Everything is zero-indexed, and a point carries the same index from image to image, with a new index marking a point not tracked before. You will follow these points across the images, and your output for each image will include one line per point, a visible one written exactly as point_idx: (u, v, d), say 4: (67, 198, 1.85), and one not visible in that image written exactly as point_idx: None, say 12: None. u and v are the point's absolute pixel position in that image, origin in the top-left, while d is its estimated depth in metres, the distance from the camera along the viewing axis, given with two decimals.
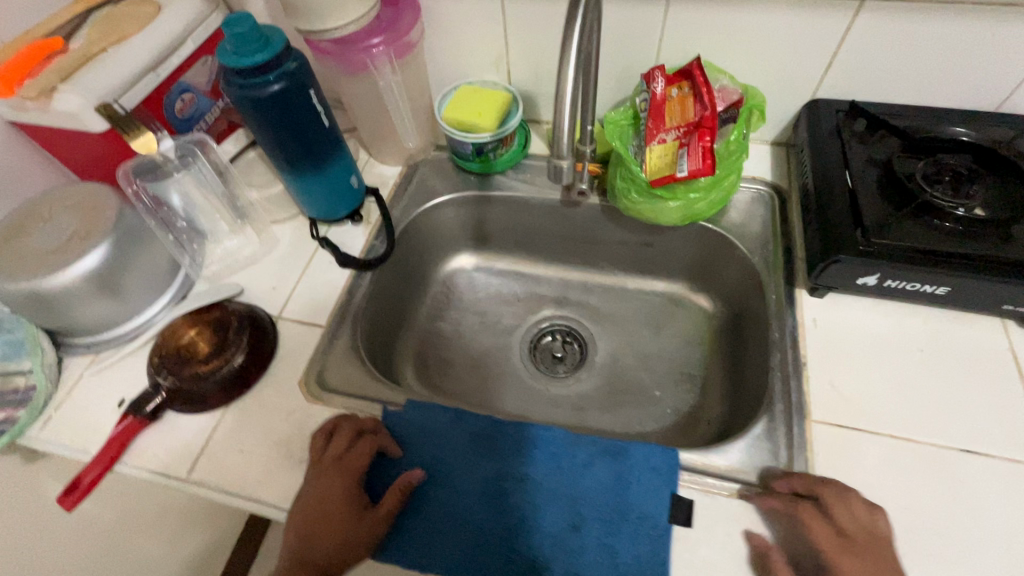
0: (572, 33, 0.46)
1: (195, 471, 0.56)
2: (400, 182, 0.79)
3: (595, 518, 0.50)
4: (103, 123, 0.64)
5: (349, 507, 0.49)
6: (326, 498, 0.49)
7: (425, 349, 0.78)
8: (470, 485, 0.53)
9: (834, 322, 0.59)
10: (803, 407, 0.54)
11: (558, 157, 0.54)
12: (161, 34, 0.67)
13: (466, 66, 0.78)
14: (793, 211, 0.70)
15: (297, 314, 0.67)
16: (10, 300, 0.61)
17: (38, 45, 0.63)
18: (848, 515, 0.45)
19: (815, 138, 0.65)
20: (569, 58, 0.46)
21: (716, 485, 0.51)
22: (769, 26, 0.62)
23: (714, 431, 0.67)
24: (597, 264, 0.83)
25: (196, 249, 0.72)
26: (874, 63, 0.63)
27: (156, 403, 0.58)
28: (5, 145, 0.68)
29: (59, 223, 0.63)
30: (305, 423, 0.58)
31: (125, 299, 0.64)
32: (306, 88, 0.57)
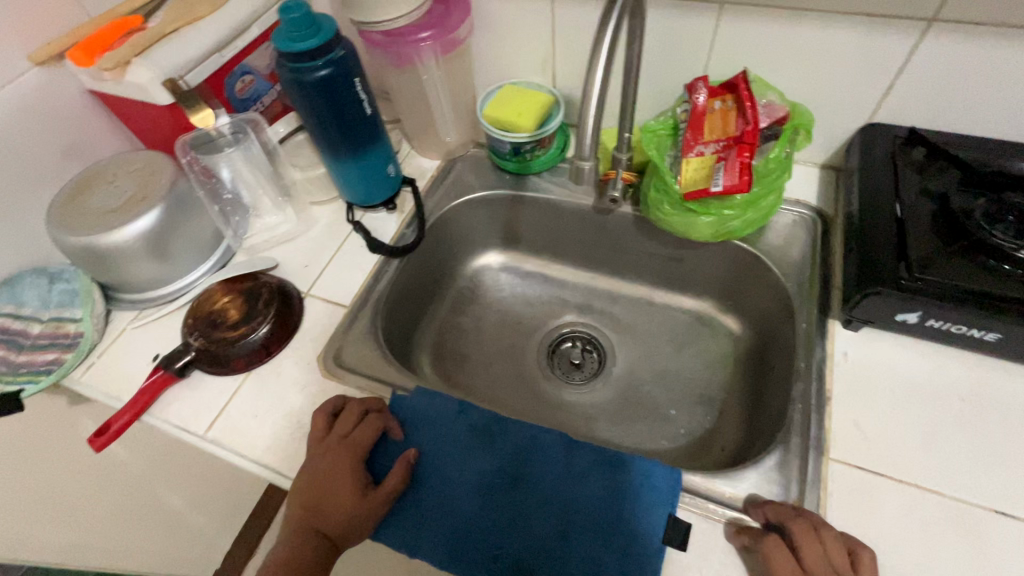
0: (605, 33, 0.45)
1: (212, 429, 0.59)
2: (437, 175, 0.81)
3: (587, 528, 0.49)
4: (167, 97, 0.68)
5: (352, 481, 0.51)
6: (332, 471, 0.51)
7: (445, 342, 0.79)
8: (466, 478, 0.53)
9: (866, 359, 0.56)
10: (822, 444, 0.51)
11: (579, 159, 0.52)
12: (228, 18, 0.72)
13: (511, 66, 0.78)
14: (837, 238, 0.66)
15: (323, 293, 0.69)
16: (70, 253, 0.66)
17: (120, 23, 0.69)
18: (818, 559, 0.42)
19: (866, 164, 0.62)
20: (601, 59, 0.46)
21: (720, 511, 0.49)
22: (822, 42, 0.60)
23: (727, 458, 0.64)
24: (625, 275, 0.82)
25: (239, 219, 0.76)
26: (938, 88, 0.59)
27: (184, 361, 0.61)
28: (84, 110, 0.75)
29: (120, 185, 0.68)
30: (318, 397, 0.60)
31: (171, 262, 0.69)
32: (351, 75, 0.59)
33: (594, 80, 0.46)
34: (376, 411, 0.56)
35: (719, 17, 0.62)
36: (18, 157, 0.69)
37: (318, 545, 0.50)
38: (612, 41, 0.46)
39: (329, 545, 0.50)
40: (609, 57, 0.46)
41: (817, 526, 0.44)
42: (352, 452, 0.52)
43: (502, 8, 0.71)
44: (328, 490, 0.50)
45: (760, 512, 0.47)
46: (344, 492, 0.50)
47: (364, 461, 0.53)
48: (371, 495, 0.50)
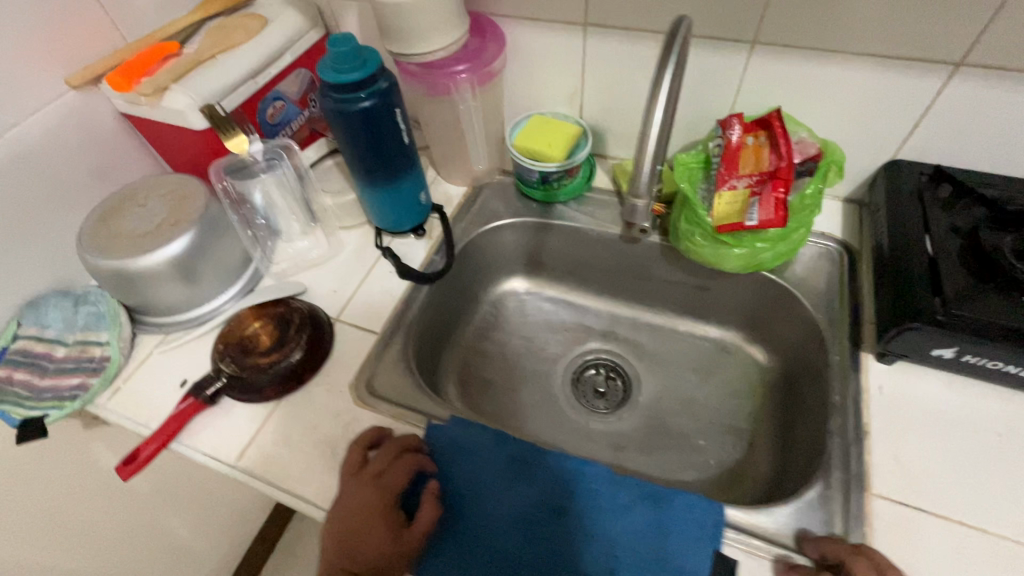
0: (664, 75, 0.47)
1: (244, 458, 0.58)
2: (464, 202, 0.82)
3: (631, 564, 0.48)
4: (203, 121, 0.68)
5: (386, 521, 0.50)
6: (367, 509, 0.50)
7: (469, 368, 0.79)
8: (507, 512, 0.52)
9: (901, 392, 0.56)
10: (863, 479, 0.51)
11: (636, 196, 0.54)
12: (264, 46, 0.74)
13: (539, 97, 0.80)
14: (864, 271, 0.67)
15: (354, 319, 0.69)
16: (100, 276, 0.66)
17: (157, 47, 0.70)
18: None
19: (893, 200, 0.64)
20: (660, 102, 0.48)
21: (766, 548, 0.48)
22: (851, 82, 0.62)
23: (759, 490, 0.64)
24: (648, 303, 0.83)
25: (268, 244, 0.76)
26: (964, 128, 0.61)
27: (215, 387, 0.60)
28: (115, 133, 0.75)
29: (152, 209, 0.68)
30: (352, 426, 0.59)
31: (199, 286, 0.69)
32: (392, 106, 0.60)
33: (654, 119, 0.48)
34: (409, 446, 0.56)
35: (749, 57, 0.64)
36: (50, 179, 0.69)
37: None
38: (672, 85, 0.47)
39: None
40: (667, 100, 0.48)
41: (882, 567, 0.43)
42: (386, 489, 0.51)
43: (534, 42, 0.73)
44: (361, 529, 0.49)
45: (814, 548, 0.47)
46: (379, 531, 0.49)
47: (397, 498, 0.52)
48: (405, 534, 0.49)
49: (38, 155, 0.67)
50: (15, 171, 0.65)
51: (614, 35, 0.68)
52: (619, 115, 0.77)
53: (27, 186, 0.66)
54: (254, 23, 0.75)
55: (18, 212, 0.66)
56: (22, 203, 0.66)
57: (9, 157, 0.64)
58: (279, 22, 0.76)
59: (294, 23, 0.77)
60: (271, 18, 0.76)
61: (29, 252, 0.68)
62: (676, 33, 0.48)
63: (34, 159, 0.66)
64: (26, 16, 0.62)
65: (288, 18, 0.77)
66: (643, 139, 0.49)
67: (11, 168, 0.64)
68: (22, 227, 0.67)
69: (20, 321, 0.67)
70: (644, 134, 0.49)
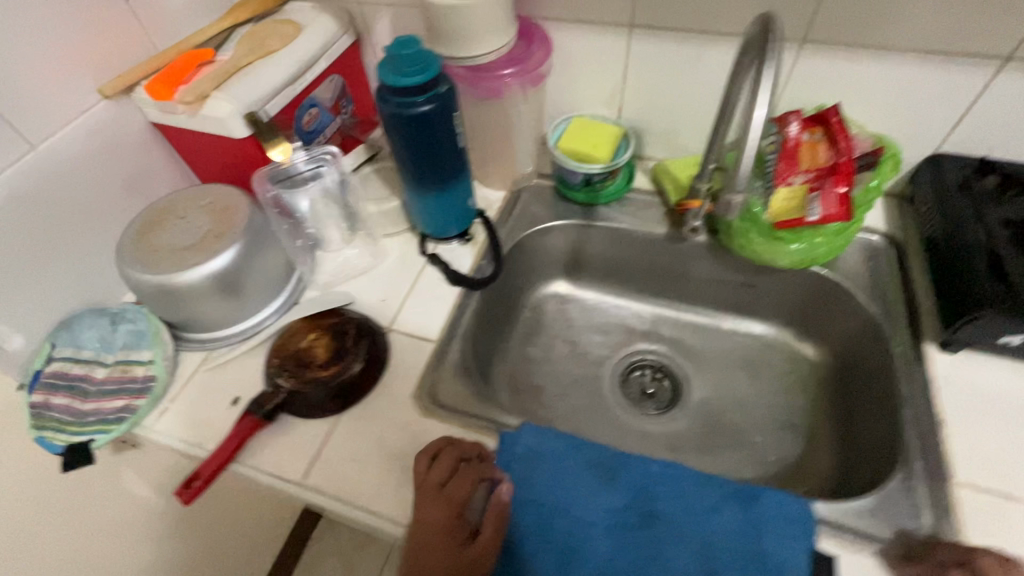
0: None
1: (310, 476, 0.56)
2: (505, 206, 0.81)
3: (729, 565, 0.48)
4: (245, 129, 0.66)
5: (450, 538, 0.49)
6: (431, 526, 0.50)
7: (517, 374, 0.78)
8: (595, 517, 0.51)
9: (968, 379, 0.57)
10: (945, 469, 0.52)
11: None
12: (300, 52, 0.72)
13: (577, 100, 0.80)
14: (914, 263, 0.68)
15: (407, 328, 0.67)
16: (142, 292, 0.63)
17: (192, 54, 0.68)
18: None
19: (943, 192, 0.65)
20: None
21: (859, 544, 0.48)
22: (898, 78, 0.63)
23: (823, 485, 0.64)
24: (691, 302, 0.83)
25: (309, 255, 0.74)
26: (1008, 121, 0.63)
27: (274, 404, 0.58)
28: (145, 144, 0.72)
29: (192, 221, 0.66)
30: (420, 437, 0.58)
31: (245, 300, 0.66)
32: (449, 111, 0.59)
33: None
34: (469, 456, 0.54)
35: (797, 56, 0.65)
36: (83, 193, 0.66)
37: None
38: None
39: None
40: None
41: (995, 557, 0.43)
42: (449, 506, 0.50)
43: (577, 45, 0.72)
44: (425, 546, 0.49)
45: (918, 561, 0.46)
46: (440, 548, 0.49)
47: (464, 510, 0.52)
48: (470, 548, 0.49)
49: (71, 168, 0.64)
50: (48, 185, 0.62)
51: (660, 36, 0.68)
52: (659, 116, 0.78)
53: (61, 200, 0.63)
54: (288, 28, 0.73)
55: (52, 228, 0.63)
56: (55, 219, 0.63)
57: (43, 171, 0.61)
58: (314, 28, 0.74)
59: (328, 28, 0.75)
60: (305, 24, 0.75)
61: (62, 270, 0.65)
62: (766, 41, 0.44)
63: (67, 172, 0.64)
64: (60, 25, 0.60)
65: (322, 24, 0.76)
66: None
67: (45, 182, 0.61)
68: (55, 243, 0.64)
69: (54, 342, 0.64)
70: None
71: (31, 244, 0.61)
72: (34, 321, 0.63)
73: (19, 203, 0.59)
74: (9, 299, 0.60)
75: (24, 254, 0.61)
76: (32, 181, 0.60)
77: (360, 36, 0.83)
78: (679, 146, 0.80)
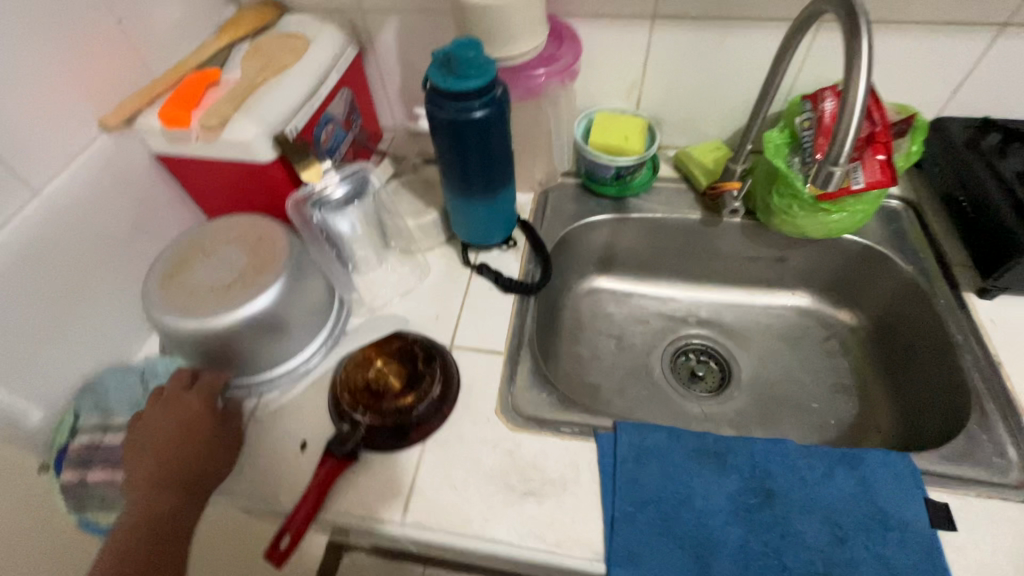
0: (861, 36, 0.44)
1: (409, 512, 0.52)
2: (537, 208, 0.80)
3: (856, 529, 0.49)
4: (272, 151, 0.61)
5: (227, 438, 0.56)
6: (167, 418, 0.53)
7: (572, 376, 0.77)
8: (716, 503, 0.51)
9: (1012, 321, 0.62)
10: (1016, 406, 0.56)
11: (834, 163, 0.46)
12: (315, 65, 0.67)
13: (596, 94, 0.79)
14: (933, 220, 0.73)
15: (470, 342, 0.64)
16: (181, 341, 0.57)
17: (200, 77, 0.62)
18: None
19: (955, 151, 0.70)
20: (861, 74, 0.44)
21: (965, 488, 0.51)
22: (907, 50, 0.67)
23: (888, 439, 0.67)
24: (724, 281, 0.85)
25: (347, 280, 0.69)
26: (1004, 82, 0.69)
27: (354, 440, 0.53)
28: (147, 180, 0.65)
29: (224, 257, 0.60)
30: (516, 454, 0.55)
31: (294, 336, 0.61)
32: (503, 116, 0.57)
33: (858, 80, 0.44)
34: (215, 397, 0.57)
35: None
36: (89, 239, 0.58)
37: (179, 493, 0.50)
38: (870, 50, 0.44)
39: (195, 497, 0.51)
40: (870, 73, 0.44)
41: None
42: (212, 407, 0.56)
43: (598, 39, 0.72)
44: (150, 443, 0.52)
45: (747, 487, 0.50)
46: (193, 444, 0.53)
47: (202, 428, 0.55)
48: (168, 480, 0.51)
49: (75, 213, 0.56)
50: (54, 235, 0.54)
51: (682, 26, 0.69)
52: (678, 104, 0.79)
53: (66, 250, 0.56)
54: (296, 42, 0.69)
55: (59, 282, 0.55)
56: (62, 271, 0.56)
57: (48, 219, 0.54)
58: (322, 39, 0.70)
59: (338, 39, 0.71)
60: (311, 37, 0.70)
61: (74, 329, 0.57)
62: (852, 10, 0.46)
63: (72, 218, 0.56)
64: (52, 52, 0.53)
65: (329, 35, 0.71)
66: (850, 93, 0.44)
67: (49, 231, 0.54)
68: (64, 299, 0.56)
69: (78, 409, 0.56)
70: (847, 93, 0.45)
71: (40, 303, 0.54)
72: (50, 390, 0.55)
73: (24, 257, 0.52)
74: (23, 370, 0.52)
75: (35, 315, 0.53)
76: (36, 232, 0.53)
77: (363, 47, 0.79)
78: (696, 133, 0.82)
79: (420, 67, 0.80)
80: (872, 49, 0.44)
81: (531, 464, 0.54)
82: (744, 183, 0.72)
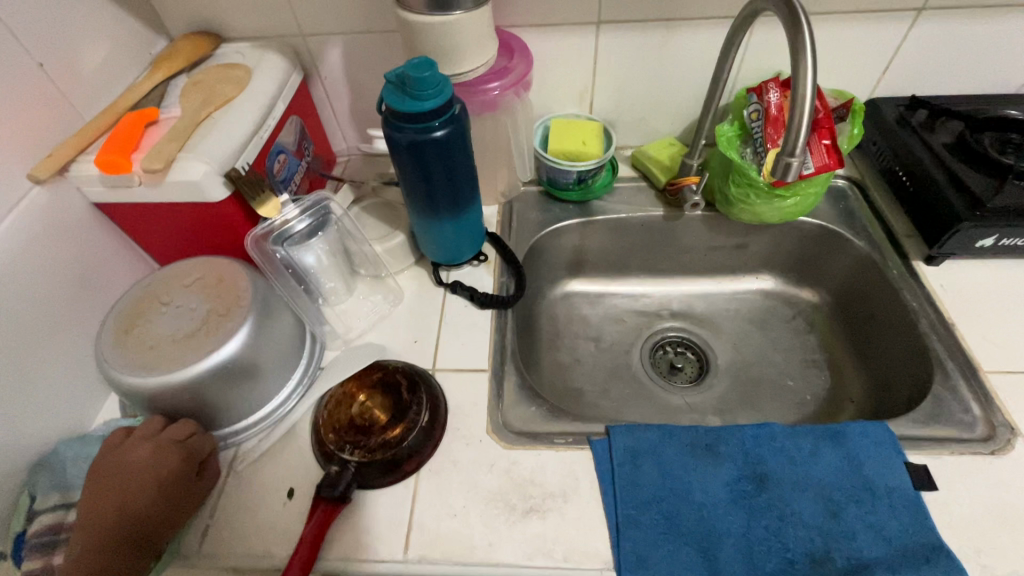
0: (803, 31, 0.46)
1: (411, 547, 0.50)
2: (502, 219, 0.79)
3: (848, 501, 0.51)
4: (224, 189, 0.58)
5: (194, 494, 0.51)
6: (135, 468, 0.49)
7: (557, 383, 0.76)
8: (715, 495, 0.52)
9: (958, 284, 0.66)
10: (974, 364, 0.59)
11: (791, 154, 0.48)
12: (260, 94, 0.65)
13: (549, 101, 0.80)
14: (877, 196, 0.77)
15: (452, 363, 0.63)
16: (144, 403, 0.53)
17: (137, 119, 0.60)
18: None
19: (889, 130, 0.74)
20: (807, 67, 0.46)
21: (939, 448, 0.54)
22: (838, 39, 0.71)
23: (861, 408, 0.70)
24: (691, 272, 0.87)
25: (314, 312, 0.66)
26: (926, 62, 0.73)
27: (346, 481, 0.51)
28: (89, 231, 0.61)
29: (183, 305, 0.56)
30: (513, 471, 0.54)
31: (265, 379, 0.57)
32: (463, 133, 0.56)
33: (804, 72, 0.47)
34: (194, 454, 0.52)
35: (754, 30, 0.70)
36: (29, 301, 0.54)
37: (129, 551, 0.46)
38: (812, 43, 0.46)
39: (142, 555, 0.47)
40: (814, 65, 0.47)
41: None
42: (191, 458, 0.51)
43: (547, 47, 0.73)
44: (115, 490, 0.48)
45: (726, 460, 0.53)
46: (159, 499, 0.48)
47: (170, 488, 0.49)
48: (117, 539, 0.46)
49: (11, 275, 0.52)
50: None
51: (627, 29, 0.70)
52: (629, 105, 0.80)
53: (4, 316, 0.51)
54: (238, 73, 0.66)
55: None
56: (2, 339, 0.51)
57: None
58: (265, 67, 0.68)
59: (281, 66, 0.69)
60: (254, 66, 0.68)
61: (22, 400, 0.53)
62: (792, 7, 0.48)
63: (7, 280, 0.52)
64: None
65: (271, 62, 0.69)
66: (798, 86, 0.46)
67: None
68: (7, 369, 0.52)
69: (34, 490, 0.51)
70: (796, 86, 0.47)
71: None
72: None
73: None
74: None
75: None
76: None
77: (307, 72, 0.77)
78: (649, 131, 0.84)
79: (370, 88, 0.78)
80: (815, 47, 0.46)
81: (530, 480, 0.54)
82: (701, 176, 0.74)
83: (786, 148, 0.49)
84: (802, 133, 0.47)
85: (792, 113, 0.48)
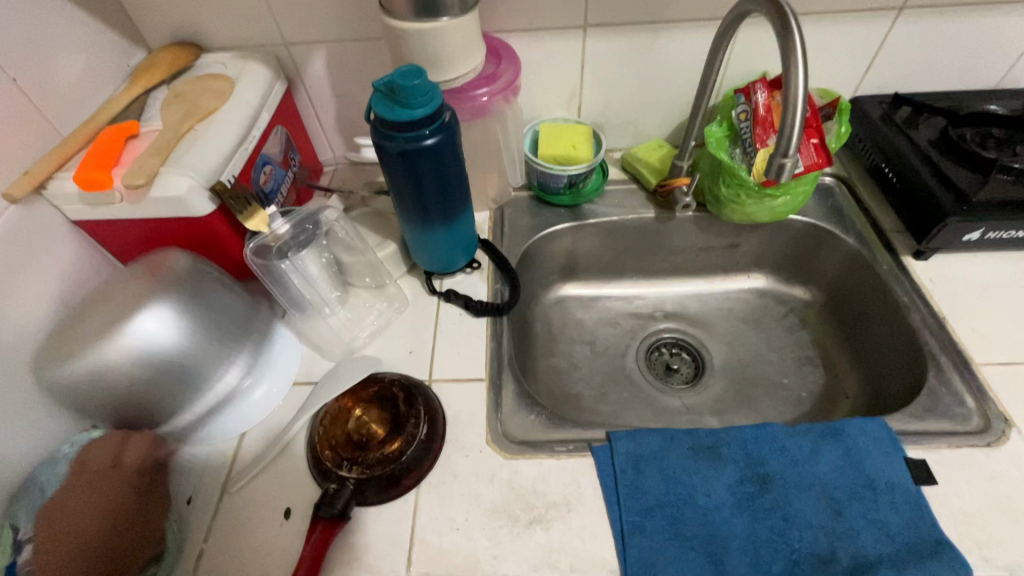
0: (793, 31, 0.47)
1: (414, 564, 0.49)
2: (494, 226, 0.79)
3: (850, 498, 0.51)
4: (209, 203, 0.56)
5: (149, 504, 0.49)
6: (84, 496, 0.47)
7: (554, 389, 0.75)
8: (718, 497, 0.52)
9: (947, 278, 0.67)
10: (967, 357, 0.60)
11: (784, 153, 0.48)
12: (244, 104, 0.63)
13: (537, 106, 0.80)
14: (864, 193, 0.78)
15: (449, 373, 0.62)
16: (64, 393, 0.50)
17: (117, 132, 0.58)
18: None
19: (873, 128, 0.75)
20: (798, 66, 0.47)
21: (937, 442, 0.54)
22: (822, 38, 0.72)
23: (857, 404, 0.71)
24: (682, 273, 0.87)
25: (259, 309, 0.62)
26: (906, 59, 0.74)
27: (344, 499, 0.50)
28: (67, 249, 0.59)
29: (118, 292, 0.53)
30: (515, 482, 0.53)
31: (193, 373, 0.53)
32: (454, 140, 0.56)
33: (795, 72, 0.47)
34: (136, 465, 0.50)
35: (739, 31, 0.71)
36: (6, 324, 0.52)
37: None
38: (802, 43, 0.47)
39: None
40: (804, 65, 0.47)
41: None
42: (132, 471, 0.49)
43: (534, 51, 0.73)
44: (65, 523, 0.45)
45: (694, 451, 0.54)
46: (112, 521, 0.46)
47: (123, 508, 0.47)
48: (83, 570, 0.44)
49: None
50: None
51: (614, 33, 0.70)
52: (617, 108, 0.80)
53: None
54: (220, 83, 0.65)
55: None
56: None
57: None
58: (248, 77, 0.66)
59: (265, 75, 0.67)
60: (237, 76, 0.66)
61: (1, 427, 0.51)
62: (780, 8, 0.48)
63: None
64: None
65: (255, 71, 0.68)
66: (790, 86, 0.46)
67: None
68: None
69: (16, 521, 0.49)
70: (788, 86, 0.47)
71: None
72: None
73: None
74: None
75: None
76: None
77: (291, 81, 0.75)
78: (638, 133, 0.84)
79: (355, 96, 0.77)
80: (805, 46, 0.46)
81: (532, 490, 0.53)
82: (692, 178, 0.75)
83: (779, 148, 0.49)
84: (795, 133, 0.47)
85: (785, 112, 0.48)
